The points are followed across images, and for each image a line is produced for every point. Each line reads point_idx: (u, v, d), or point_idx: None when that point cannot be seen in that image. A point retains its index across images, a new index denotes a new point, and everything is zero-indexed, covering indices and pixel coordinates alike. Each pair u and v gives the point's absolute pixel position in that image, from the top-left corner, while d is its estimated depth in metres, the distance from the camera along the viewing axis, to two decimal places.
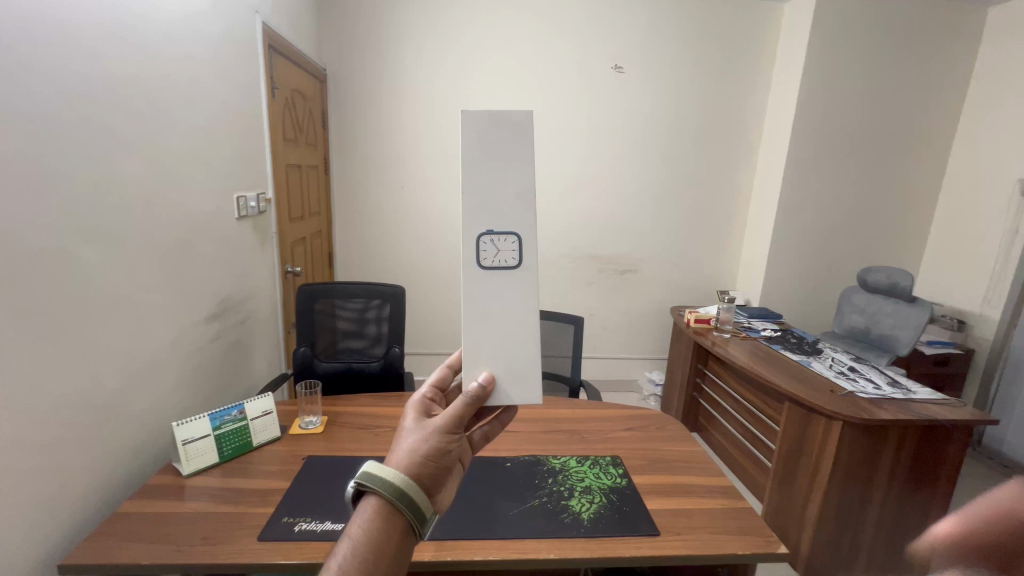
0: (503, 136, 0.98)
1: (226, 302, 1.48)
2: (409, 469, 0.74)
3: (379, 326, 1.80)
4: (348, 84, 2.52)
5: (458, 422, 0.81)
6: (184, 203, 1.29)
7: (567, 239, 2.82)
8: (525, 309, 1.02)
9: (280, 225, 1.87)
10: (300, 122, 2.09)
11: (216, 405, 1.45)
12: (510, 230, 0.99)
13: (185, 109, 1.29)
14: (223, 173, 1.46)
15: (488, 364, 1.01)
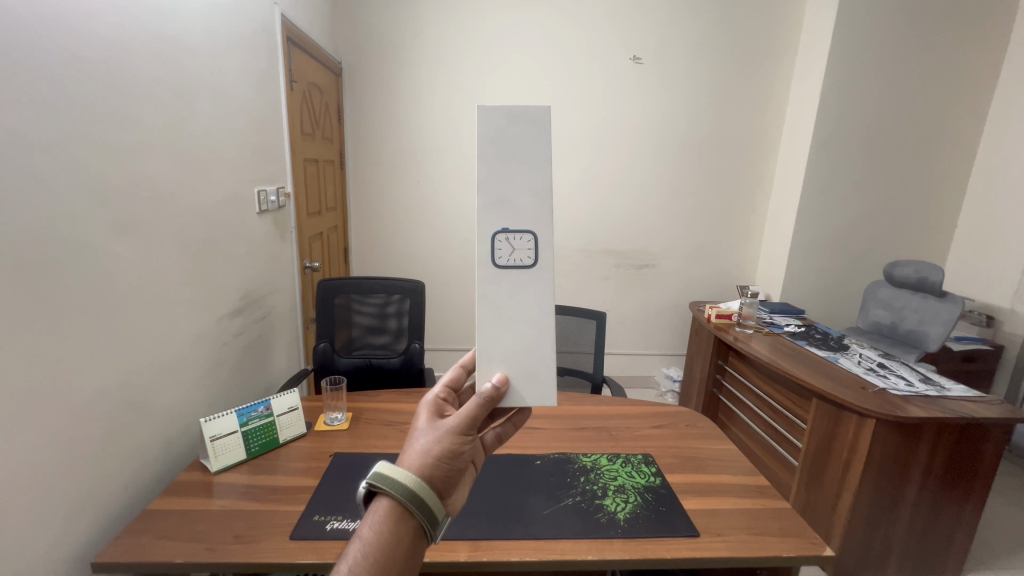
0: (519, 136, 1.01)
1: (247, 298, 1.46)
2: (421, 470, 0.75)
3: (399, 322, 1.78)
4: (363, 78, 2.50)
5: (470, 423, 0.81)
6: (206, 197, 1.27)
7: (584, 234, 2.79)
8: (539, 308, 1.05)
9: (299, 220, 1.86)
10: (317, 116, 2.07)
11: (239, 400, 1.44)
12: (525, 229, 1.02)
13: (207, 103, 1.27)
14: (244, 167, 1.45)
15: (502, 366, 1.04)
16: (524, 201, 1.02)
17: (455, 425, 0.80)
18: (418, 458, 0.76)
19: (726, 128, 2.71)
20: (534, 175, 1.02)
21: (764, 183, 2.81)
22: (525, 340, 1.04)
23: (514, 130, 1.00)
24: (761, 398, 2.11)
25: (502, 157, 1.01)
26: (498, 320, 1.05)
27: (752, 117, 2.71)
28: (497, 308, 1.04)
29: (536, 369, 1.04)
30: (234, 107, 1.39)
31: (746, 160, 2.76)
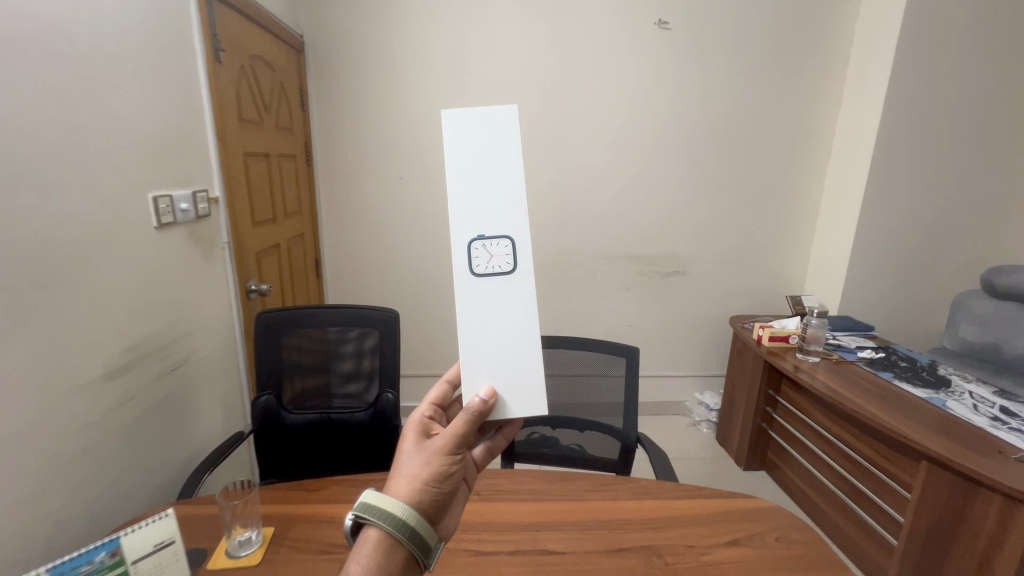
0: (488, 134, 0.76)
1: (141, 349, 1.04)
2: (410, 498, 0.63)
3: (362, 362, 1.36)
4: (330, 54, 2.06)
5: (462, 440, 0.68)
6: (54, 217, 0.84)
7: (600, 235, 2.34)
8: (528, 321, 0.77)
9: (238, 233, 1.44)
10: (265, 97, 1.65)
11: (130, 492, 1.02)
12: (501, 232, 0.76)
13: (51, 74, 0.84)
14: (133, 168, 1.02)
15: (487, 377, 0.76)
16: (496, 205, 0.76)
17: (445, 445, 0.66)
18: (406, 485, 0.64)
19: (771, 104, 2.25)
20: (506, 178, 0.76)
21: (818, 170, 2.33)
22: (512, 362, 0.76)
23: (483, 128, 0.76)
24: (833, 443, 1.67)
25: (470, 156, 0.75)
26: (480, 330, 0.76)
27: (803, 89, 2.24)
28: (479, 317, 0.76)
29: (526, 378, 0.77)
30: (107, 82, 0.96)
31: (795, 143, 2.29)
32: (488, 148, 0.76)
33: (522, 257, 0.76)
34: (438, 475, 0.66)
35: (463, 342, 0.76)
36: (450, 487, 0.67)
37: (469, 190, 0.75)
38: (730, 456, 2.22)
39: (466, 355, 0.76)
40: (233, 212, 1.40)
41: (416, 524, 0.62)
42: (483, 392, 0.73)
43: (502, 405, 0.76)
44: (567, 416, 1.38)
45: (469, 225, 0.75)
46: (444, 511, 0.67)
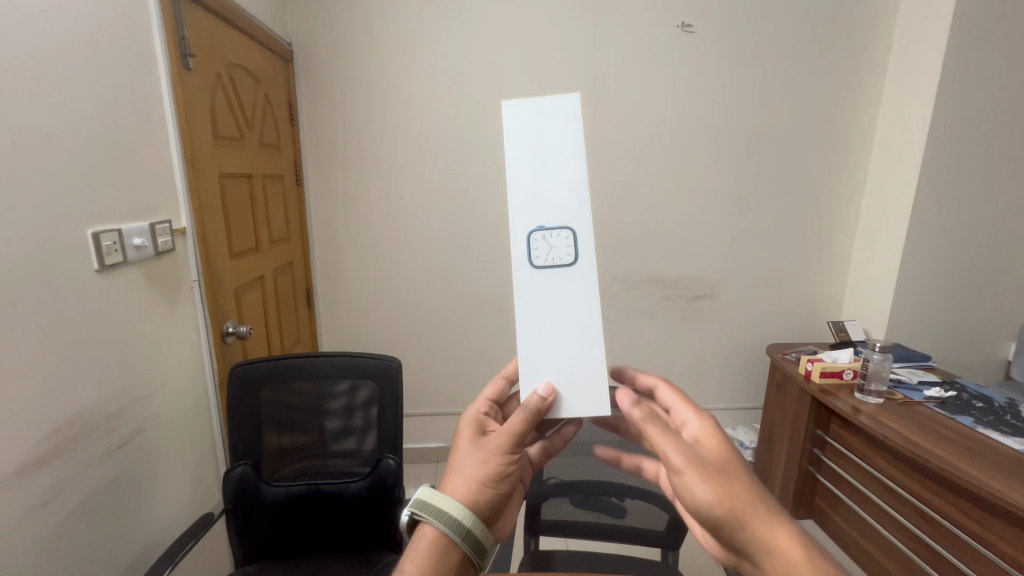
0: (549, 123, 0.79)
1: (59, 435, 0.81)
2: (467, 498, 0.67)
3: (358, 419, 1.14)
4: (322, 64, 1.88)
5: (519, 440, 0.70)
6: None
7: (621, 258, 2.14)
8: (588, 313, 0.79)
9: (213, 268, 1.23)
10: (246, 111, 1.44)
11: None
12: (562, 224, 0.78)
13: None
14: (58, 202, 0.80)
15: (547, 374, 0.77)
16: (559, 194, 0.78)
17: (502, 445, 0.69)
18: (463, 485, 0.68)
19: (807, 112, 2.04)
20: (566, 165, 0.78)
21: (857, 182, 2.12)
22: (572, 358, 0.78)
23: (544, 116, 0.79)
24: (903, 498, 1.44)
25: (533, 147, 0.78)
26: (541, 323, 0.79)
27: (842, 95, 2.03)
28: (539, 310, 0.79)
29: (585, 375, 0.78)
30: (23, 92, 0.73)
31: (832, 153, 2.09)
32: (550, 135, 0.79)
33: (584, 249, 0.78)
34: (494, 474, 0.68)
35: (522, 335, 0.79)
36: (508, 488, 0.69)
37: (530, 179, 0.79)
38: None
39: (524, 350, 0.78)
40: (207, 244, 1.19)
41: (471, 525, 0.65)
42: (541, 388, 0.75)
43: (560, 402, 0.78)
44: (604, 481, 1.16)
45: (530, 216, 0.78)
46: (500, 510, 0.70)
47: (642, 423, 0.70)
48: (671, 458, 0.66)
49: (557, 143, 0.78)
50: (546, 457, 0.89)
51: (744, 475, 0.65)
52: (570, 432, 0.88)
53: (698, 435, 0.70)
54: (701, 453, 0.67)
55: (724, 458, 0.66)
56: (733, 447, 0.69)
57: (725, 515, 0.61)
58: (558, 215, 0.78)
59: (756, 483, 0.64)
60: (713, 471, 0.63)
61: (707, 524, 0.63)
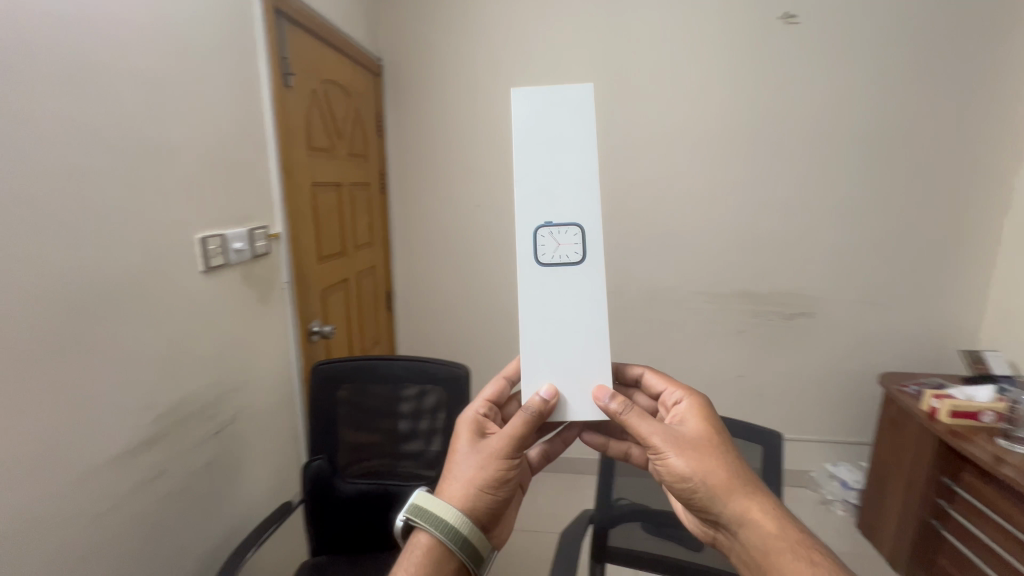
0: (559, 117, 0.81)
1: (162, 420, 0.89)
2: (462, 503, 0.70)
3: (423, 424, 1.15)
4: (408, 77, 1.96)
5: (519, 443, 0.73)
6: (43, 276, 0.68)
7: (705, 271, 1.99)
8: (593, 311, 0.82)
9: (302, 270, 1.32)
10: (338, 122, 1.54)
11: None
12: (571, 221, 0.81)
13: (50, 104, 0.68)
14: (164, 210, 0.87)
15: (550, 374, 0.81)
16: (566, 191, 0.81)
17: (501, 449, 0.72)
18: (459, 489, 0.71)
19: (938, 107, 1.76)
20: (574, 161, 0.81)
21: (1010, 185, 1.78)
22: (576, 357, 0.81)
23: (553, 111, 0.81)
24: None
25: (544, 143, 0.81)
26: (545, 323, 0.82)
27: (986, 85, 1.72)
28: (543, 309, 0.82)
29: (587, 376, 0.81)
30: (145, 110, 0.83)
31: (975, 151, 1.77)
32: (560, 129, 0.81)
33: (590, 247, 0.82)
34: (490, 478, 0.71)
35: (527, 336, 0.82)
36: (507, 493, 0.72)
37: (539, 177, 0.81)
38: (879, 554, 1.73)
39: (529, 350, 0.82)
40: (297, 248, 1.29)
41: (467, 532, 0.68)
42: (544, 390, 0.78)
43: (563, 403, 0.81)
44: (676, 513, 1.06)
45: (538, 213, 0.81)
46: (499, 514, 0.74)
47: (622, 415, 0.73)
48: (651, 440, 0.70)
49: (567, 138, 0.81)
50: (545, 461, 0.88)
51: (727, 452, 0.69)
52: (572, 435, 0.89)
53: (685, 414, 0.74)
54: (681, 434, 0.71)
55: (707, 437, 0.70)
56: (720, 426, 0.72)
57: (705, 489, 0.67)
58: (566, 213, 0.81)
59: (741, 461, 0.69)
60: (694, 451, 0.68)
61: (687, 497, 0.69)
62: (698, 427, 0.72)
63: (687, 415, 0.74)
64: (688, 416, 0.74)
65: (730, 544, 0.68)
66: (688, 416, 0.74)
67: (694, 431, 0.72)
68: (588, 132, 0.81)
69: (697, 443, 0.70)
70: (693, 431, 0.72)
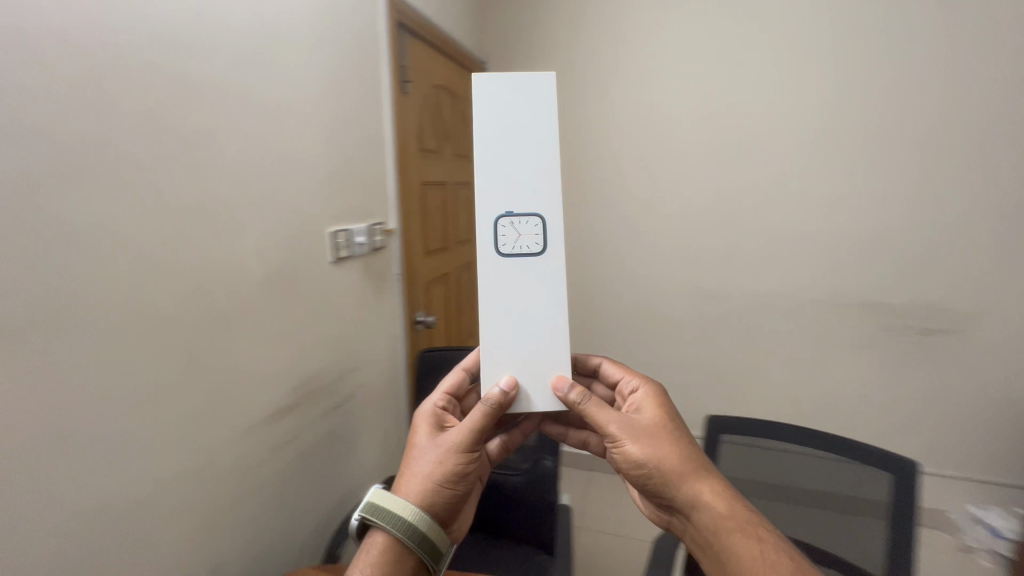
0: (521, 103, 0.75)
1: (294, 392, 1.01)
2: (420, 499, 0.67)
3: None
4: (510, 80, 2.03)
5: (478, 436, 0.70)
6: (213, 257, 0.82)
7: (824, 275, 1.78)
8: (556, 303, 0.76)
9: (410, 263, 1.42)
10: (446, 125, 1.64)
11: (285, 523, 1.02)
12: (532, 210, 0.75)
13: (217, 112, 0.82)
14: (297, 209, 1.00)
15: (509, 367, 0.75)
16: (528, 179, 0.75)
17: (459, 443, 0.69)
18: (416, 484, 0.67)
19: None
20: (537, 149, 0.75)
21: None
22: (537, 349, 0.76)
23: (514, 95, 0.75)
24: None
25: (504, 125, 0.74)
26: (507, 316, 0.75)
27: None
28: (503, 300, 0.75)
29: (547, 369, 0.75)
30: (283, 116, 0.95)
31: None
32: (521, 115, 0.75)
33: (552, 238, 0.75)
34: (449, 473, 0.68)
35: (486, 327, 0.75)
36: (465, 487, 0.69)
37: (500, 163, 0.75)
38: None
39: (488, 341, 0.75)
40: (407, 243, 1.39)
41: (424, 528, 0.65)
42: (504, 382, 0.73)
43: (523, 398, 0.75)
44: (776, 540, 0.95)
45: (498, 200, 0.74)
46: (457, 509, 0.71)
47: (580, 405, 0.71)
48: (608, 428, 0.69)
49: (527, 125, 0.75)
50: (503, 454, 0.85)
51: (681, 438, 0.68)
52: (529, 427, 0.83)
53: (639, 401, 0.73)
54: (638, 420, 0.69)
55: (660, 422, 0.69)
56: (674, 414, 0.72)
57: (661, 475, 0.65)
58: (528, 202, 0.75)
59: (692, 444, 0.68)
60: (648, 437, 0.67)
61: (642, 483, 0.67)
62: (649, 412, 0.71)
63: (640, 401, 0.73)
64: (642, 403, 0.73)
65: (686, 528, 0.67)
66: (641, 403, 0.73)
67: (647, 416, 0.70)
68: (552, 118, 0.76)
69: (652, 428, 0.68)
70: (646, 416, 0.70)
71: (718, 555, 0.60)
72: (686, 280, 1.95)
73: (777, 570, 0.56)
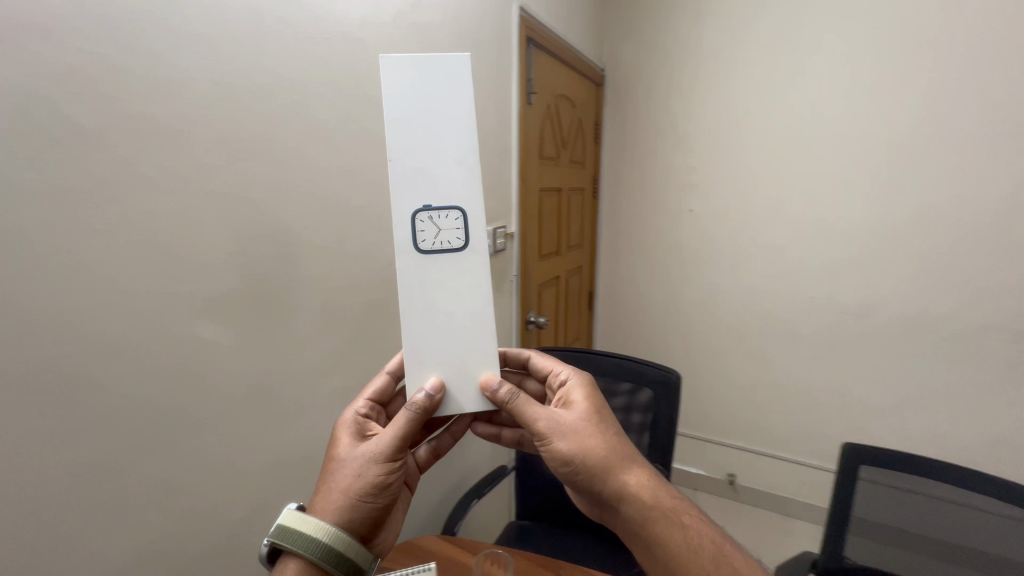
0: (432, 83, 0.68)
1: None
2: (337, 516, 0.60)
3: (631, 421, 1.19)
4: (627, 84, 2.01)
5: (404, 442, 0.64)
6: (361, 256, 0.98)
7: (995, 298, 1.50)
8: (478, 302, 0.72)
9: (525, 266, 1.50)
10: (565, 134, 1.69)
11: None
12: (452, 203, 0.69)
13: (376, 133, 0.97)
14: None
15: (435, 369, 0.71)
16: (447, 167, 0.69)
17: (381, 452, 0.63)
18: (333, 500, 0.60)
19: None
20: (450, 132, 0.69)
21: None
22: (464, 346, 0.71)
23: (426, 75, 0.68)
24: None
25: (417, 106, 0.68)
26: (430, 316, 0.70)
27: None
28: (425, 300, 0.70)
29: (472, 368, 0.72)
30: None
31: None
32: (432, 94, 0.68)
33: (474, 231, 0.70)
34: (369, 486, 0.61)
35: (409, 328, 0.70)
36: (388, 498, 0.63)
37: (415, 150, 0.68)
38: None
39: (411, 341, 0.70)
40: (524, 246, 1.47)
41: (344, 548, 0.58)
42: (430, 384, 0.69)
43: (451, 400, 0.71)
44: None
45: (415, 192, 0.68)
46: (378, 523, 0.64)
47: (509, 403, 0.67)
48: (537, 425, 0.66)
49: (441, 106, 0.68)
50: (433, 458, 0.82)
51: (608, 429, 0.66)
52: (460, 429, 0.82)
53: (570, 394, 0.71)
54: (567, 413, 0.67)
55: (590, 414, 0.67)
56: (603, 404, 0.70)
57: (590, 470, 0.63)
58: (447, 192, 0.69)
59: (620, 435, 0.66)
60: (576, 431, 0.65)
61: (571, 480, 0.65)
62: (577, 405, 0.69)
63: (571, 395, 0.71)
64: (573, 396, 0.70)
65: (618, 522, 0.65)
66: (572, 397, 0.70)
67: (576, 409, 0.68)
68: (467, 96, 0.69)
69: (581, 420, 0.66)
70: (577, 410, 0.68)
71: (648, 545, 0.60)
72: (811, 294, 1.76)
73: (698, 552, 0.58)
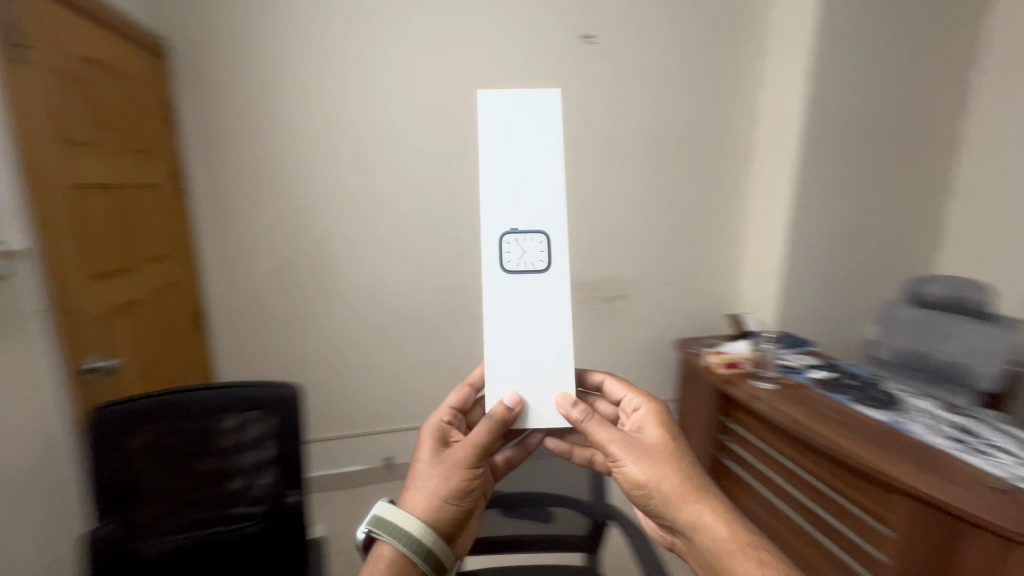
0: (523, 117, 0.80)
1: None
2: (426, 514, 0.72)
3: (251, 455, 1.05)
4: (200, 58, 1.65)
5: (482, 451, 0.76)
6: None
7: None
8: (558, 323, 0.81)
9: (66, 294, 1.11)
10: (99, 112, 1.27)
11: None
12: (535, 228, 0.80)
13: None
14: None
15: (512, 386, 0.80)
16: (536, 198, 0.80)
17: (466, 458, 0.75)
18: (424, 502, 0.72)
19: (699, 118, 2.08)
20: (541, 164, 0.80)
21: (746, 184, 2.20)
22: (540, 365, 0.80)
23: (519, 111, 0.80)
24: (795, 472, 1.47)
25: (506, 142, 0.80)
26: (511, 328, 0.81)
27: (731, 100, 2.10)
28: (510, 315, 0.81)
29: (551, 385, 0.80)
30: None
31: (726, 154, 2.15)
32: (523, 128, 0.80)
33: (556, 255, 0.81)
34: (453, 490, 0.73)
35: (490, 339, 0.80)
36: (469, 503, 0.75)
37: (499, 179, 0.80)
38: None
39: (493, 352, 0.80)
40: (58, 268, 1.09)
41: (431, 543, 0.69)
42: (507, 398, 0.78)
43: (524, 415, 0.80)
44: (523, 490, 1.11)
45: (502, 218, 0.80)
46: (462, 526, 0.76)
47: (582, 423, 0.76)
48: (612, 449, 0.74)
49: (529, 142, 0.80)
50: (508, 468, 0.90)
51: (682, 456, 0.73)
52: (534, 442, 0.90)
53: (643, 421, 0.78)
54: (645, 439, 0.75)
55: (663, 444, 0.74)
56: (676, 432, 0.77)
57: (662, 493, 0.70)
58: (533, 217, 0.80)
59: (692, 466, 0.72)
60: (648, 457, 0.71)
61: (645, 502, 0.72)
62: (655, 438, 0.75)
63: (644, 425, 0.78)
64: (647, 427, 0.77)
65: (687, 546, 0.70)
66: (646, 427, 0.77)
67: (656, 441, 0.74)
68: (557, 133, 0.81)
69: (656, 454, 0.72)
70: (654, 440, 0.75)
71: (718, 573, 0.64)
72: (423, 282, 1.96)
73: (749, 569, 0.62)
